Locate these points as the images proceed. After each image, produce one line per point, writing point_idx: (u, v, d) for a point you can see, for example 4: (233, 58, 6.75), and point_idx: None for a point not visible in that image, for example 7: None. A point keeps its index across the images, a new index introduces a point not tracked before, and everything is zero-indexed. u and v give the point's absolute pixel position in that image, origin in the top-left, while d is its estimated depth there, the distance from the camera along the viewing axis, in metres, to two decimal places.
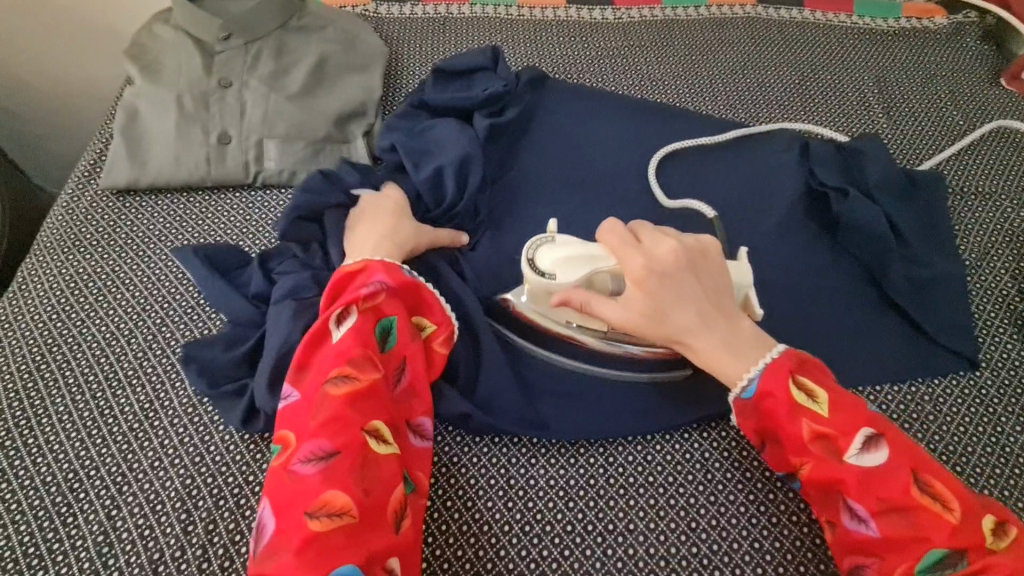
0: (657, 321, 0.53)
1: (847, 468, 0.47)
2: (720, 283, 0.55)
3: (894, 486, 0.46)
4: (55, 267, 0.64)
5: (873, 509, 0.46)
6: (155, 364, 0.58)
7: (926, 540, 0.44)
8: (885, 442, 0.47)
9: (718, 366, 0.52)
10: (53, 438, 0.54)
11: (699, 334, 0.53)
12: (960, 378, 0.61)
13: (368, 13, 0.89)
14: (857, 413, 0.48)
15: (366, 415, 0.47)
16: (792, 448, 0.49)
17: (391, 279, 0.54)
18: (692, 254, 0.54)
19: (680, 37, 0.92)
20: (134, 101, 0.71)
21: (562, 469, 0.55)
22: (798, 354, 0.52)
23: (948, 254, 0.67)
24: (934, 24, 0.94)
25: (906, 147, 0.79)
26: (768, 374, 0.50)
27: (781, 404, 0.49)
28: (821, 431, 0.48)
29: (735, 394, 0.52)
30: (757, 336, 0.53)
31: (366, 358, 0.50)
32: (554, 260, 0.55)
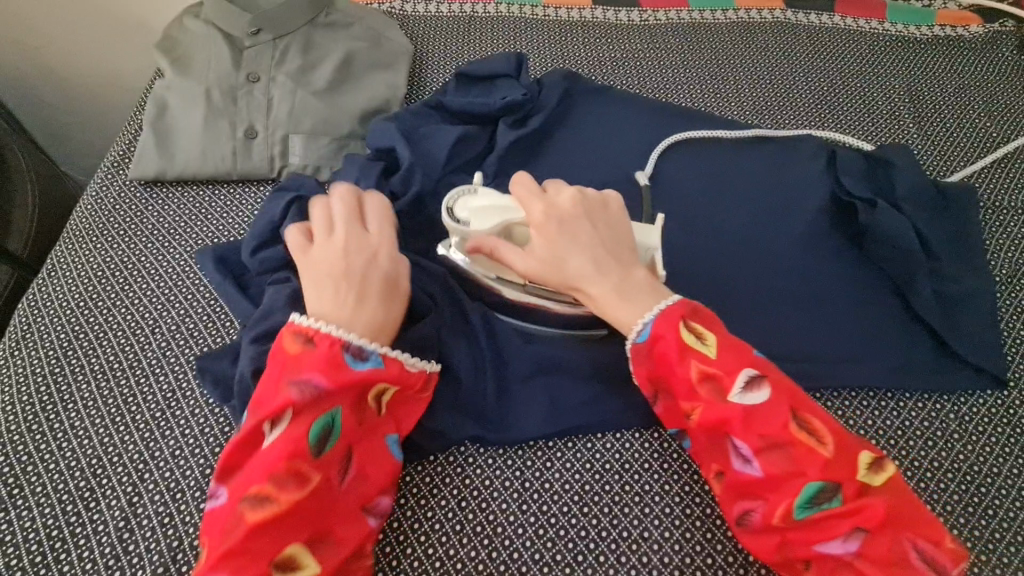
0: (557, 265, 0.53)
1: (731, 408, 0.46)
2: (620, 230, 0.56)
3: (777, 423, 0.46)
4: (83, 256, 0.66)
5: (756, 447, 0.46)
6: (178, 354, 0.58)
7: (803, 475, 0.44)
8: (766, 383, 0.47)
9: (612, 313, 0.52)
10: (78, 423, 0.55)
11: (594, 279, 0.52)
12: (987, 397, 0.59)
13: (394, 10, 0.90)
14: (741, 354, 0.49)
15: (278, 543, 0.43)
16: (683, 393, 0.49)
17: (330, 371, 0.46)
18: (592, 205, 0.56)
19: (707, 41, 0.91)
20: (163, 94, 0.72)
21: (577, 473, 0.54)
22: (692, 302, 0.51)
23: (978, 270, 0.66)
24: (969, 32, 0.92)
25: (935, 159, 0.78)
26: (660, 319, 0.50)
27: (671, 347, 0.49)
28: (709, 372, 0.48)
29: (631, 338, 0.51)
30: (649, 286, 0.53)
31: (288, 473, 0.44)
32: (472, 210, 0.56)
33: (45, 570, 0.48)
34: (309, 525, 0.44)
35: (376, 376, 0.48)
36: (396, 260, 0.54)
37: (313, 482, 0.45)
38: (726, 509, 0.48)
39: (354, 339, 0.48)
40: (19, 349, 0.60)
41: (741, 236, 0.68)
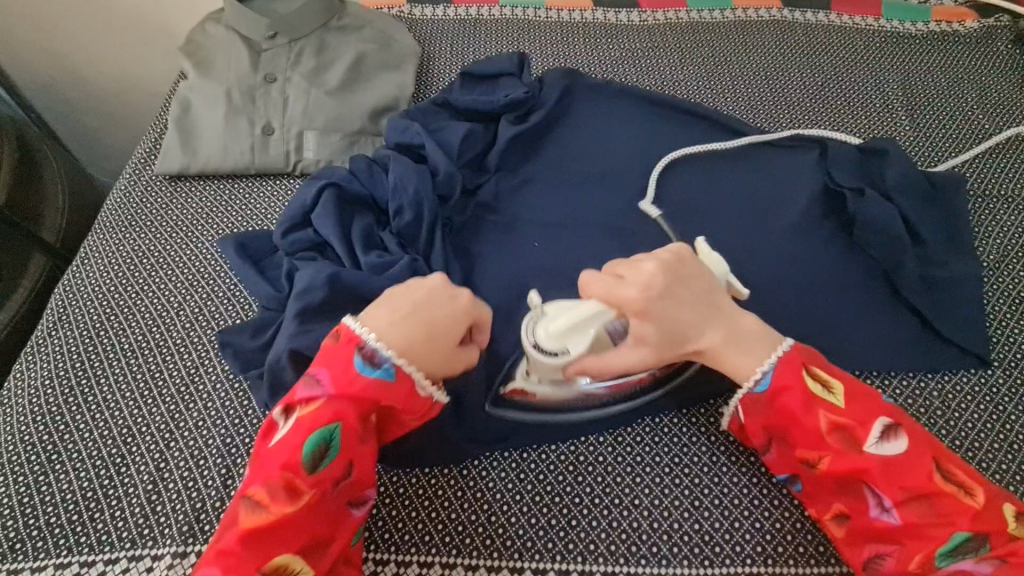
0: (668, 338, 0.52)
1: (868, 459, 0.47)
2: (707, 285, 0.55)
3: (919, 474, 0.47)
4: (113, 245, 0.70)
5: (897, 498, 0.47)
6: (200, 334, 0.62)
7: (950, 525, 0.45)
8: (902, 432, 0.48)
9: (727, 365, 0.53)
10: (110, 396, 0.59)
11: (707, 338, 0.53)
12: (971, 376, 0.61)
13: (403, 15, 0.94)
14: (873, 402, 0.50)
15: (265, 554, 0.44)
16: (809, 442, 0.49)
17: (339, 380, 0.48)
18: (674, 266, 0.54)
19: (704, 39, 0.94)
20: (187, 94, 0.77)
21: (573, 445, 0.58)
22: (805, 347, 0.53)
23: (964, 255, 0.68)
24: (964, 27, 0.94)
25: (926, 150, 0.80)
26: (782, 367, 0.51)
27: (796, 399, 0.50)
28: (839, 422, 0.49)
29: (747, 389, 0.52)
30: (760, 331, 0.53)
31: (283, 482, 0.45)
32: (562, 338, 0.52)
33: (81, 527, 0.52)
34: (301, 536, 0.45)
35: (377, 392, 0.49)
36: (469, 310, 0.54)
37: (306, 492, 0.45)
38: (853, 549, 0.49)
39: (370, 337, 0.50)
40: (55, 329, 0.64)
41: (733, 224, 0.71)
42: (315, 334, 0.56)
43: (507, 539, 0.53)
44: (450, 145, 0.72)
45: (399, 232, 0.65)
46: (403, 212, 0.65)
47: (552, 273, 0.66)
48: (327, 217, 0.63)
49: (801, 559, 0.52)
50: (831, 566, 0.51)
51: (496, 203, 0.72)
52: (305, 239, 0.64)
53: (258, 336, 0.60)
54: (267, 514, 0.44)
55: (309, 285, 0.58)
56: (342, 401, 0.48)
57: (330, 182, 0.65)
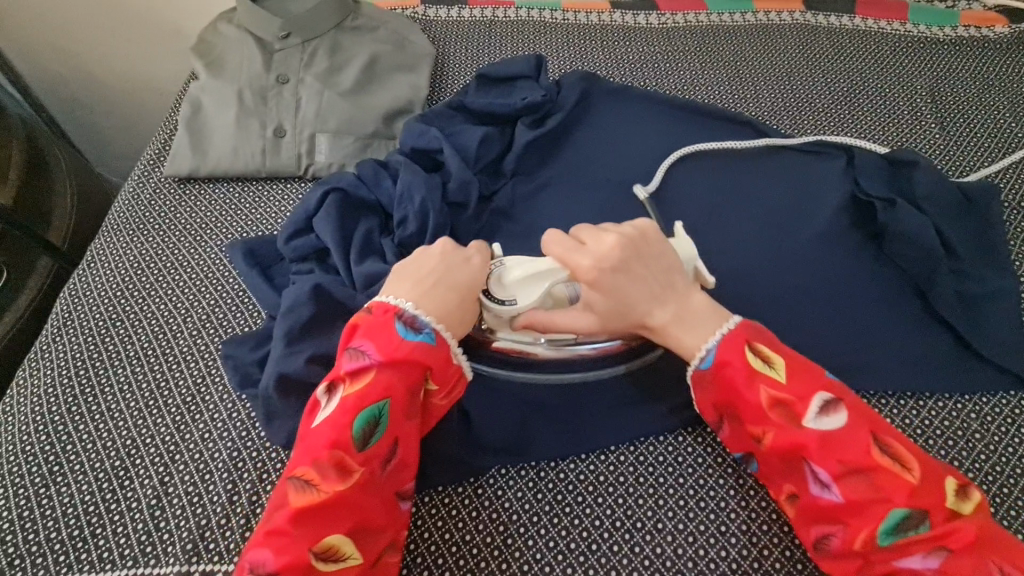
0: (616, 310, 0.52)
1: (807, 435, 0.46)
2: (666, 263, 0.53)
3: (857, 449, 0.45)
4: (120, 249, 0.69)
5: (834, 474, 0.45)
6: (207, 342, 0.61)
7: (885, 502, 0.43)
8: (841, 406, 0.46)
9: (675, 345, 0.52)
10: (114, 406, 0.57)
11: (653, 316, 0.52)
12: (1010, 398, 0.58)
13: (417, 16, 0.92)
14: (815, 378, 0.48)
15: (319, 532, 0.42)
16: (752, 419, 0.48)
17: (382, 349, 0.47)
18: (634, 242, 0.52)
19: (725, 43, 0.92)
20: (198, 94, 0.75)
21: (592, 465, 0.56)
22: (753, 324, 0.51)
23: (1001, 270, 0.65)
24: (994, 32, 0.92)
25: (957, 159, 0.77)
26: (724, 343, 0.50)
27: (739, 373, 0.48)
28: (779, 397, 0.47)
29: (694, 365, 0.51)
30: (711, 309, 0.52)
31: (334, 459, 0.44)
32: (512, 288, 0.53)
33: (83, 542, 0.51)
34: (352, 516, 0.43)
35: (420, 364, 0.48)
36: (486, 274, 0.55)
37: (357, 468, 0.44)
38: (802, 530, 0.47)
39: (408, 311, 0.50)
40: (60, 335, 0.63)
41: (758, 234, 0.68)
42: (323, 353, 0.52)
43: (524, 563, 0.51)
44: (465, 149, 0.70)
45: (401, 242, 0.61)
46: (407, 223, 0.61)
47: None
48: (327, 222, 0.60)
49: None
50: None
51: (512, 210, 0.69)
52: (308, 244, 0.61)
53: (261, 347, 0.57)
54: (319, 492, 0.43)
55: (296, 300, 0.56)
56: (389, 373, 0.47)
57: (335, 187, 0.63)
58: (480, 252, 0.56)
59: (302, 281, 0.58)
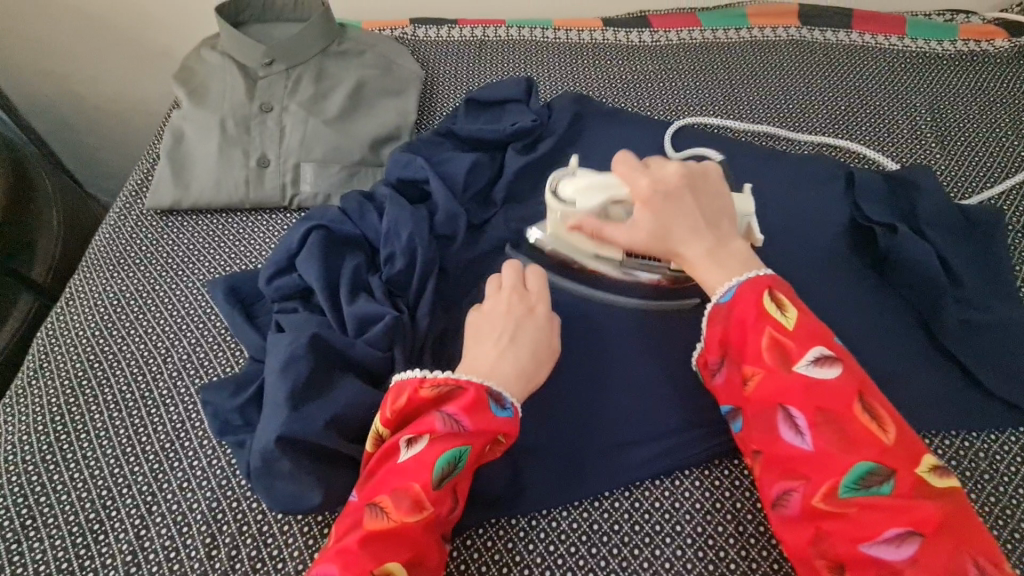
0: (659, 233, 0.53)
1: (795, 379, 0.45)
2: (718, 204, 0.55)
3: (841, 400, 0.44)
4: (100, 285, 0.67)
5: (811, 420, 0.44)
6: (188, 384, 0.59)
7: (853, 455, 0.42)
8: (837, 362, 0.45)
9: (700, 276, 0.53)
10: (90, 454, 0.55)
11: (691, 246, 0.53)
12: (1017, 435, 0.56)
13: (405, 36, 0.91)
14: (821, 332, 0.47)
15: (381, 558, 0.41)
16: (747, 359, 0.47)
17: (474, 410, 0.45)
18: (694, 176, 0.55)
19: (720, 61, 0.90)
20: (180, 124, 0.74)
21: (586, 512, 0.53)
22: (779, 279, 0.50)
23: (1008, 298, 0.63)
24: (994, 46, 0.90)
25: (959, 179, 0.75)
26: (744, 285, 0.49)
27: (747, 312, 0.48)
28: (780, 340, 0.46)
29: (712, 299, 0.51)
30: (746, 256, 0.52)
31: (413, 498, 0.43)
32: (575, 190, 0.58)
33: None
34: (413, 549, 0.43)
35: (507, 429, 0.46)
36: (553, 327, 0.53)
37: (429, 510, 0.43)
38: (765, 487, 0.46)
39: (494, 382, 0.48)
40: (37, 377, 0.61)
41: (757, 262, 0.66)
42: (302, 407, 0.49)
43: None
44: (453, 179, 0.68)
45: (389, 279, 0.58)
46: (395, 259, 0.59)
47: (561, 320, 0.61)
48: (311, 260, 0.57)
49: None
50: None
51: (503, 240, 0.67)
52: (291, 283, 0.58)
53: (239, 393, 0.54)
54: (390, 521, 0.42)
55: (292, 353, 0.51)
56: (477, 430, 0.45)
57: (319, 223, 0.60)
58: (544, 298, 0.54)
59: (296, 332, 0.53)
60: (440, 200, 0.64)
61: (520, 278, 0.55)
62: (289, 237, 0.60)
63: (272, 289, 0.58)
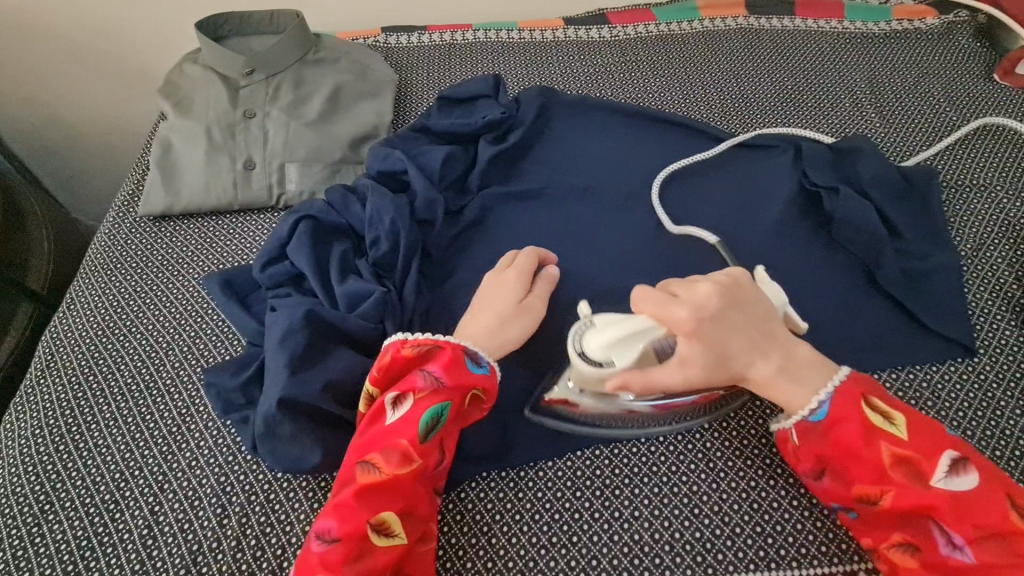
0: (714, 363, 0.50)
1: (935, 495, 0.46)
2: (762, 313, 0.51)
3: (990, 512, 0.45)
4: (100, 289, 0.70)
5: (968, 537, 0.45)
6: (190, 373, 0.62)
7: (1018, 563, 0.44)
8: (970, 466, 0.47)
9: (778, 394, 0.51)
10: (101, 442, 0.59)
11: (760, 364, 0.51)
12: (958, 365, 0.61)
13: (378, 44, 0.96)
14: (938, 435, 0.48)
15: (375, 508, 0.46)
16: (871, 478, 0.48)
17: (451, 372, 0.51)
18: (731, 293, 0.51)
19: (675, 51, 0.96)
20: (167, 134, 0.77)
21: (570, 461, 0.57)
22: (867, 380, 0.52)
23: (943, 246, 0.68)
24: (925, 24, 0.97)
25: (897, 144, 0.81)
26: (839, 399, 0.50)
27: (857, 429, 0.49)
28: (903, 455, 0.48)
29: (803, 416, 0.51)
30: (815, 361, 0.52)
31: (402, 453, 0.48)
32: (607, 347, 0.50)
33: None
34: (404, 500, 0.48)
35: (484, 386, 0.52)
36: (528, 308, 0.58)
37: (418, 463, 0.49)
38: None
39: (467, 343, 0.54)
40: (46, 376, 0.64)
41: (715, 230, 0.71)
42: (300, 380, 0.53)
43: (510, 560, 0.52)
44: (429, 169, 0.72)
45: (376, 262, 0.62)
46: (380, 243, 0.63)
47: None
48: (301, 249, 0.61)
49: (804, 560, 0.51)
50: (834, 565, 0.50)
51: (479, 223, 0.72)
52: (284, 271, 0.62)
53: (239, 374, 0.58)
54: (380, 475, 0.47)
55: (286, 329, 0.55)
56: (456, 389, 0.51)
57: (306, 215, 0.64)
58: (517, 271, 0.59)
59: (289, 309, 0.57)
60: (420, 186, 0.68)
61: (506, 262, 0.61)
62: (277, 227, 0.64)
63: (262, 275, 0.62)
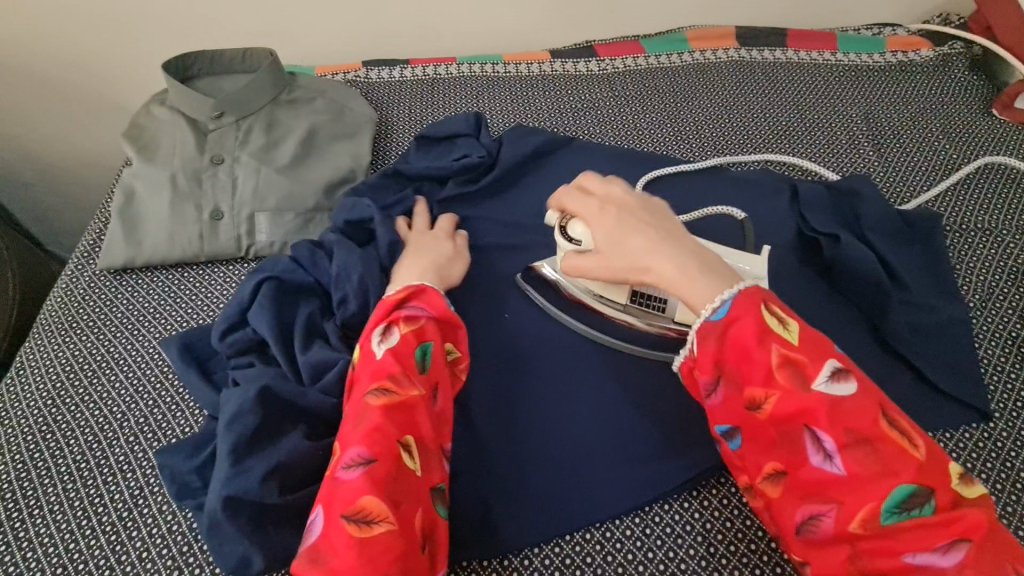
0: (613, 249, 0.52)
1: (815, 398, 0.41)
2: (677, 222, 0.54)
3: (865, 418, 0.40)
4: (52, 352, 0.65)
5: (840, 442, 0.40)
6: (145, 449, 0.57)
7: (889, 476, 0.39)
8: (850, 375, 0.42)
9: (679, 289, 0.49)
10: (44, 530, 0.53)
11: (654, 257, 0.50)
12: (973, 430, 0.57)
13: (358, 79, 0.92)
14: (825, 344, 0.44)
15: (401, 428, 0.47)
16: (757, 380, 0.43)
17: (433, 305, 0.55)
18: (643, 200, 0.56)
19: (665, 85, 0.93)
20: (131, 181, 0.73)
21: (558, 547, 0.53)
22: (764, 288, 0.47)
23: (951, 296, 0.65)
24: (920, 56, 0.95)
25: (898, 185, 0.78)
26: (738, 300, 0.45)
27: (750, 330, 0.44)
28: (791, 357, 0.42)
29: (705, 316, 0.46)
30: (718, 267, 0.49)
31: (406, 375, 0.49)
32: (586, 231, 0.57)
33: None
34: (416, 424, 0.48)
35: (456, 321, 0.57)
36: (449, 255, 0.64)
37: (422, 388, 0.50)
38: (787, 511, 0.43)
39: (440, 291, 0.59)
40: None
41: None
42: (259, 466, 0.48)
43: None
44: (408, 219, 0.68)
45: (344, 323, 0.59)
46: (347, 303, 0.59)
47: (518, 354, 0.62)
48: (263, 313, 0.57)
49: None
50: None
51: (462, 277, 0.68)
52: (246, 338, 0.58)
53: (196, 455, 0.53)
54: (396, 397, 0.48)
55: (244, 408, 0.50)
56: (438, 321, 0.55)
57: (270, 275, 0.60)
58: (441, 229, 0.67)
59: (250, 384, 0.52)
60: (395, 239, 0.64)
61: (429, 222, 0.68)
62: (241, 287, 0.60)
63: (220, 343, 0.58)
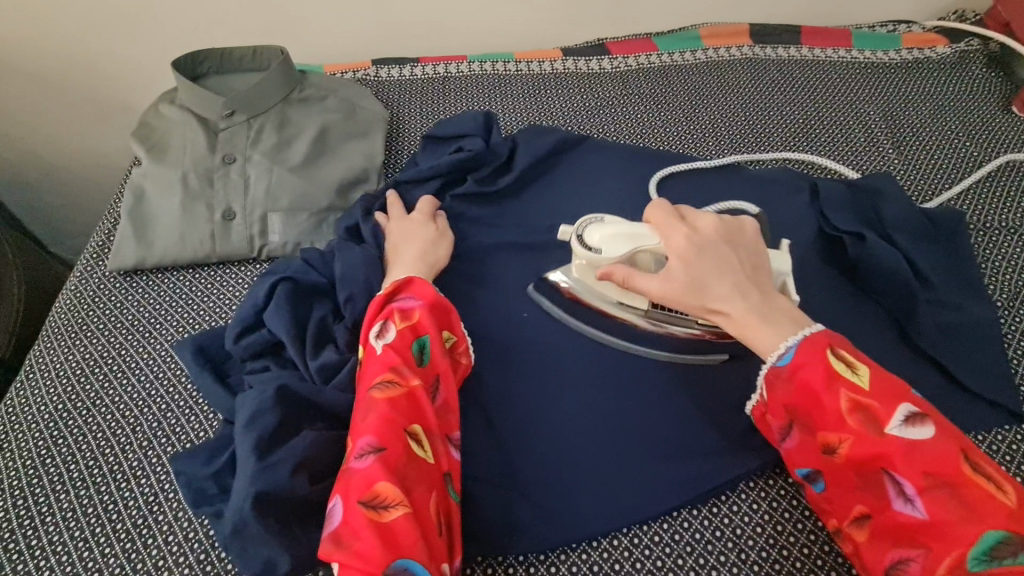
0: (694, 284, 0.51)
1: (890, 443, 0.41)
2: (756, 257, 0.53)
3: (946, 462, 0.40)
4: (62, 355, 0.64)
5: (919, 486, 0.40)
6: (160, 455, 0.56)
7: (975, 520, 0.38)
8: (928, 418, 0.42)
9: (749, 335, 0.49)
10: (57, 538, 0.52)
11: (734, 301, 0.50)
12: (1004, 431, 0.57)
13: (368, 78, 0.91)
14: (899, 387, 0.43)
15: (408, 418, 0.46)
16: (829, 425, 0.44)
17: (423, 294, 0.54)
18: (731, 229, 0.54)
19: (679, 83, 0.92)
20: (141, 181, 0.72)
21: (585, 554, 0.52)
22: (836, 333, 0.47)
23: (978, 296, 0.64)
24: (937, 53, 0.94)
25: (920, 183, 0.77)
26: (802, 347, 0.46)
27: (818, 375, 0.45)
28: (861, 402, 0.43)
29: (769, 363, 0.48)
30: (792, 313, 0.50)
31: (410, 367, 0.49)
32: (602, 236, 0.56)
33: None
34: (422, 415, 0.47)
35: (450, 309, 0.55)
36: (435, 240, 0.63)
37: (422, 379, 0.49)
38: (875, 556, 0.43)
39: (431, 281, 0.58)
40: None
41: None
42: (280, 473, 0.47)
43: None
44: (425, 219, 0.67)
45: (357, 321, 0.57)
46: (359, 300, 0.58)
47: (540, 356, 0.61)
48: (279, 314, 0.56)
49: None
50: None
51: (480, 277, 0.67)
52: (261, 339, 0.57)
53: (213, 461, 0.52)
54: (400, 389, 0.47)
55: (262, 411, 0.49)
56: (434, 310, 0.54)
57: (283, 276, 0.59)
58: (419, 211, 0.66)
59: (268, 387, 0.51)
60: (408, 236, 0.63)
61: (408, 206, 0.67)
62: (255, 288, 0.59)
63: (235, 343, 0.57)
